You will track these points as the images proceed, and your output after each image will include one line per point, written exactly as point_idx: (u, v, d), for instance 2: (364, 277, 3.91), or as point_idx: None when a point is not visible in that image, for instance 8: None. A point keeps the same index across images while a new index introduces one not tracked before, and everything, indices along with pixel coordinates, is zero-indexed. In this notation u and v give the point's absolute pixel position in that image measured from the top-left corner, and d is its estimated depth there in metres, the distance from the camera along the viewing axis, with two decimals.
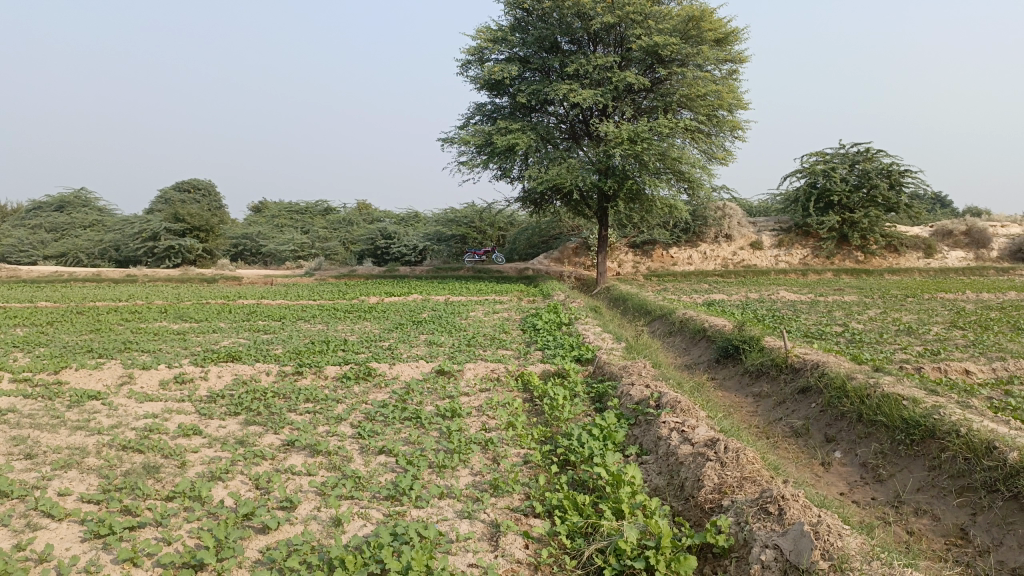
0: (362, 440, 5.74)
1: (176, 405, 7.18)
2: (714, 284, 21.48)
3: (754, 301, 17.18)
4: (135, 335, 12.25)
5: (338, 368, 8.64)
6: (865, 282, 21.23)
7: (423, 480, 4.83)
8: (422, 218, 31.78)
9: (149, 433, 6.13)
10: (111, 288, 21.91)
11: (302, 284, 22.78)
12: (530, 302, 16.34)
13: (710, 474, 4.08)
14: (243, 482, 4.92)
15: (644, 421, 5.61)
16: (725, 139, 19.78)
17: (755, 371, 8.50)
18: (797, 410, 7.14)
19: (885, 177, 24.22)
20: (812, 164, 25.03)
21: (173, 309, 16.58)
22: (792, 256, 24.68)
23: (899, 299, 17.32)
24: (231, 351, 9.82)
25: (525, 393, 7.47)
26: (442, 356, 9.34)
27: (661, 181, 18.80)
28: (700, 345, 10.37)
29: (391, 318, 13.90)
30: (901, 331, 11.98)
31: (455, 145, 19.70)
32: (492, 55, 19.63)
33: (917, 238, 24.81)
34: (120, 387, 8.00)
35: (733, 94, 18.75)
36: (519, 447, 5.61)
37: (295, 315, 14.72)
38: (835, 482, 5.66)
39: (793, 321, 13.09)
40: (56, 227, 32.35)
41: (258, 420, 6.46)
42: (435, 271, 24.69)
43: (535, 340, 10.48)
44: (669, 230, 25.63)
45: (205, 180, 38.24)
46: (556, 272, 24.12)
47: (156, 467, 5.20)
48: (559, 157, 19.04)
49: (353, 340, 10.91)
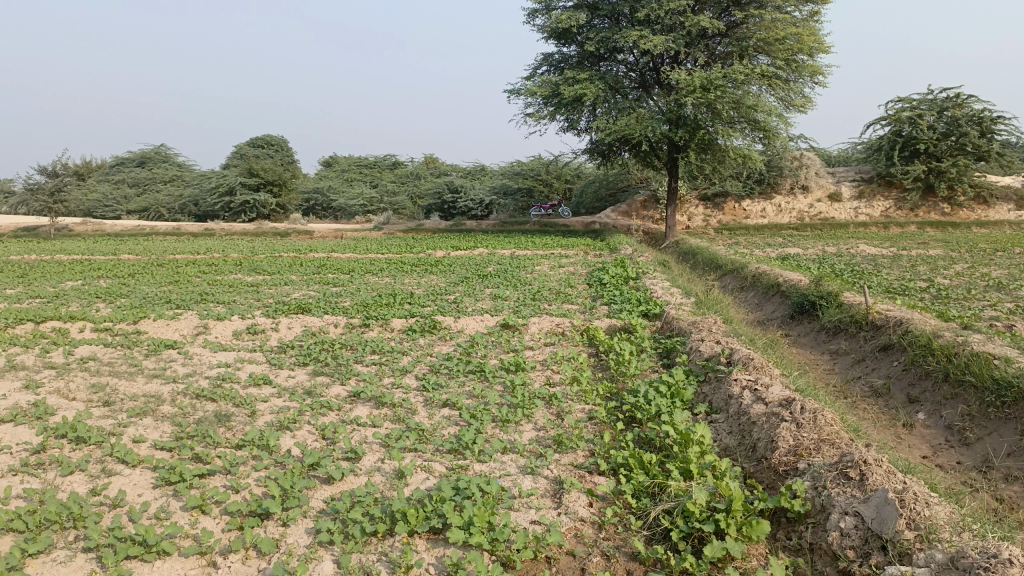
0: (426, 393, 5.73)
1: (247, 355, 7.32)
2: (788, 237, 20.74)
3: (831, 255, 16.51)
4: (210, 287, 12.59)
5: (404, 321, 8.67)
6: (951, 235, 20.16)
7: (487, 434, 4.78)
8: (489, 171, 31.63)
9: (221, 382, 6.27)
10: (190, 242, 22.57)
11: (370, 238, 23.00)
12: (597, 256, 16.09)
13: (785, 435, 3.90)
14: (309, 432, 4.96)
15: (714, 378, 5.42)
16: (804, 85, 18.87)
17: (833, 328, 8.15)
18: (878, 369, 6.81)
19: (977, 124, 22.81)
20: (897, 111, 23.74)
21: (247, 262, 16.97)
22: (872, 208, 23.59)
23: (989, 253, 16.37)
24: (301, 303, 9.97)
25: (591, 348, 7.34)
26: (507, 310, 9.26)
27: (734, 131, 18.11)
28: (774, 300, 10.01)
29: (458, 271, 13.88)
30: (990, 287, 11.32)
31: (521, 96, 19.37)
32: (560, 2, 19.12)
33: (1010, 189, 23.36)
34: (195, 336, 8.22)
35: (814, 37, 17.81)
36: (584, 403, 5.50)
37: (364, 268, 14.88)
38: (918, 444, 5.37)
39: (873, 276, 12.50)
40: (138, 182, 33.48)
41: (325, 372, 6.53)
42: (501, 225, 24.59)
43: (602, 294, 10.31)
44: (742, 182, 24.82)
45: (277, 136, 38.85)
46: (624, 225, 23.70)
47: (227, 415, 5.30)
48: (628, 107, 18.52)
49: (420, 293, 10.94)
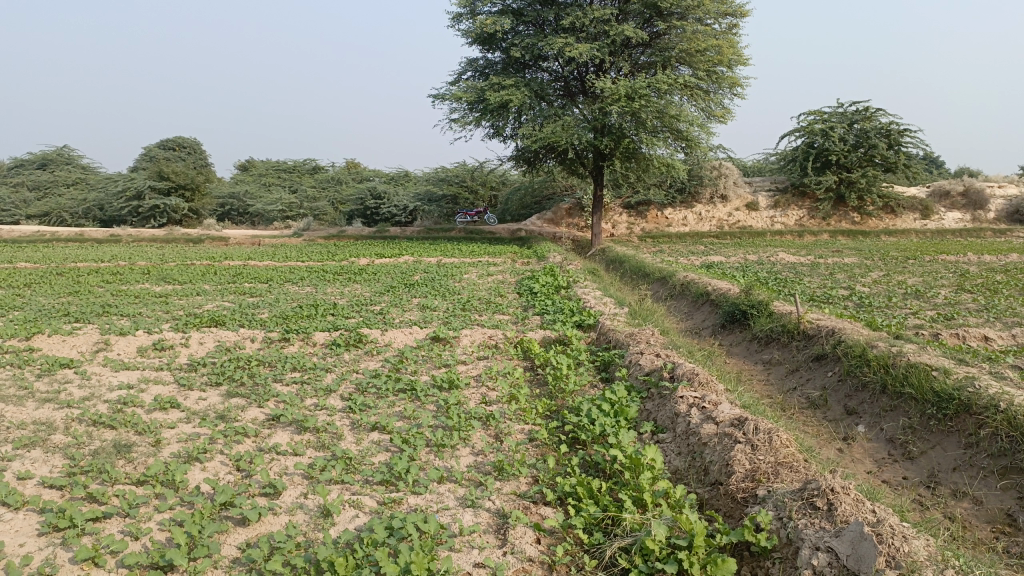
0: (353, 416, 5.31)
1: (153, 375, 6.71)
2: (710, 246, 21.04)
3: (753, 263, 16.76)
4: (114, 298, 11.73)
5: (326, 335, 8.18)
6: (862, 243, 20.87)
7: (421, 462, 4.41)
8: (413, 177, 31.11)
9: (123, 407, 5.68)
10: (94, 249, 21.25)
11: (289, 245, 22.18)
12: (525, 264, 15.86)
13: (740, 459, 3.68)
14: (222, 463, 4.49)
15: (658, 395, 5.20)
16: (724, 96, 19.18)
17: (764, 338, 8.10)
18: (813, 380, 6.76)
19: (885, 137, 23.71)
20: (810, 123, 24.48)
21: (157, 270, 16.03)
22: (788, 217, 24.22)
23: (900, 261, 16.91)
24: (215, 316, 9.33)
25: (526, 362, 7.05)
26: (436, 321, 8.87)
27: (658, 140, 18.22)
28: (704, 309, 9.96)
29: (382, 281, 13.39)
30: (907, 295, 11.60)
31: (446, 101, 19.02)
32: (484, 7, 18.87)
33: (914, 199, 24.37)
34: (95, 354, 7.53)
35: (733, 48, 18.13)
36: (523, 423, 5.20)
37: (283, 278, 14.21)
38: (861, 459, 5.29)
39: (796, 283, 12.67)
40: (39, 185, 31.52)
41: (241, 392, 6.01)
42: (426, 232, 24.13)
43: (533, 304, 10.05)
44: (664, 190, 25.11)
45: (190, 138, 37.33)
46: (550, 232, 23.65)
47: (129, 445, 4.76)
48: (554, 114, 18.38)
49: (343, 304, 10.43)
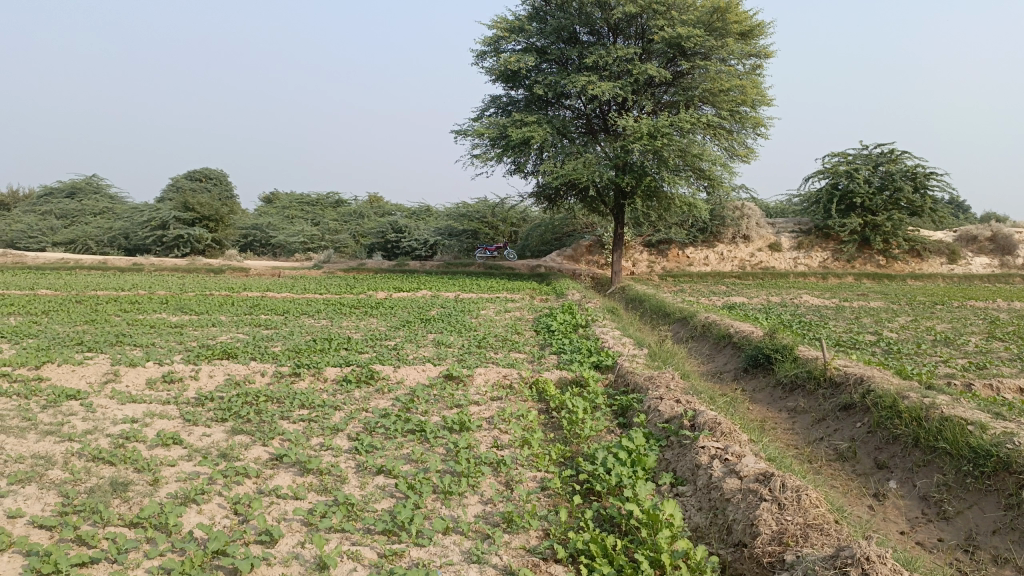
0: (359, 457, 5.11)
1: (158, 409, 6.56)
2: (732, 286, 20.74)
3: (776, 305, 16.46)
4: (129, 327, 11.67)
5: (338, 370, 8.00)
6: (887, 287, 20.50)
7: (426, 510, 4.20)
8: (434, 212, 31.18)
9: (124, 442, 5.51)
10: (116, 277, 21.35)
11: (309, 277, 22.19)
12: (543, 301, 15.69)
13: (766, 518, 3.45)
14: (220, 505, 4.31)
15: (678, 444, 4.95)
16: (747, 136, 19.06)
17: (789, 384, 7.83)
18: (840, 430, 6.47)
19: (910, 180, 23.42)
20: (834, 165, 24.26)
21: (175, 300, 16.02)
22: (811, 259, 23.89)
23: (928, 306, 16.53)
24: (228, 348, 9.21)
25: (540, 404, 6.83)
26: (450, 358, 8.68)
27: (680, 179, 18.07)
28: (725, 352, 9.70)
29: (399, 315, 13.24)
30: (936, 342, 11.25)
31: (468, 137, 19.06)
32: (508, 45, 18.97)
33: (941, 243, 23.97)
34: (104, 385, 7.40)
35: (757, 89, 18.06)
36: (535, 470, 4.98)
37: (300, 310, 14.12)
38: (893, 518, 4.99)
39: (821, 327, 12.35)
40: (66, 214, 31.93)
41: (246, 429, 5.84)
42: (445, 267, 24.05)
43: (550, 343, 9.84)
44: (686, 229, 24.91)
45: (216, 170, 37.83)
46: (569, 269, 23.49)
47: (126, 484, 4.59)
48: (576, 152, 18.34)
49: (358, 338, 10.28)
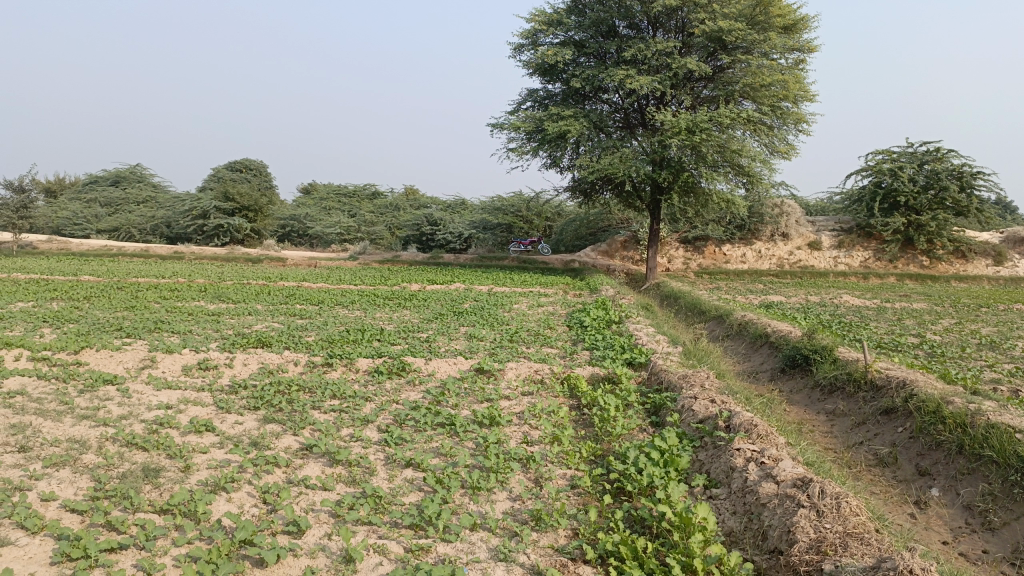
0: (388, 450, 5.09)
1: (192, 396, 6.61)
2: (769, 284, 20.41)
3: (815, 304, 16.15)
4: (167, 315, 11.83)
5: (370, 361, 8.00)
6: (930, 288, 20.01)
7: (454, 505, 4.15)
8: (469, 205, 31.18)
9: (158, 428, 5.56)
10: (156, 265, 21.71)
11: (344, 268, 22.34)
12: (577, 296, 15.58)
13: (804, 526, 3.36)
14: (249, 494, 4.32)
15: (712, 445, 4.84)
16: (788, 132, 18.70)
17: (828, 386, 7.64)
18: (881, 435, 6.29)
19: (957, 179, 22.80)
20: (877, 163, 23.72)
21: (213, 289, 16.21)
22: (852, 258, 23.40)
23: (973, 308, 16.08)
24: (262, 337, 9.27)
25: (572, 400, 6.75)
26: (482, 352, 8.63)
27: (718, 175, 17.79)
28: (762, 352, 9.51)
29: (432, 307, 13.24)
30: (982, 346, 10.91)
31: (505, 130, 18.99)
32: (546, 38, 18.84)
33: (988, 244, 23.30)
34: (140, 371, 7.49)
35: (799, 84, 17.69)
36: (565, 467, 4.91)
37: (334, 301, 14.20)
38: (934, 527, 4.82)
39: (861, 328, 12.07)
40: (111, 202, 32.57)
41: (277, 418, 5.86)
42: (479, 260, 24.04)
43: (583, 338, 9.75)
44: (723, 226, 24.54)
45: (256, 160, 38.29)
46: (604, 265, 23.33)
47: (157, 470, 4.62)
48: (613, 146, 18.16)
49: (390, 330, 10.29)
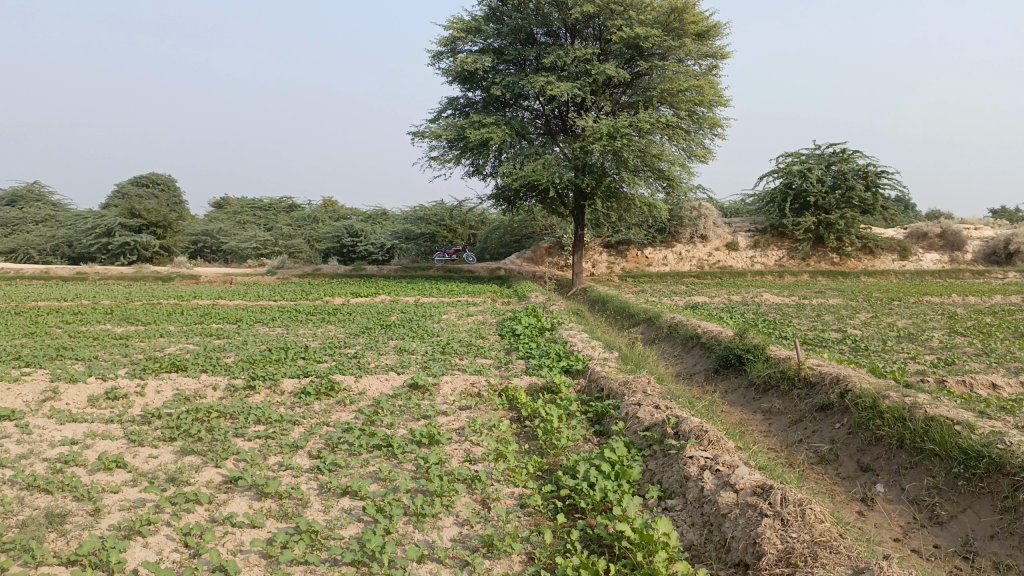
0: (322, 478, 4.75)
1: (101, 429, 6.07)
2: (691, 286, 20.72)
3: (738, 303, 16.44)
4: (71, 341, 11.03)
5: (296, 382, 7.57)
6: (842, 284, 20.71)
7: (398, 535, 3.86)
8: (391, 216, 30.68)
9: (62, 467, 5.04)
10: (58, 287, 20.39)
11: (263, 284, 21.56)
12: (506, 304, 15.40)
13: (769, 536, 3.25)
14: (169, 536, 3.91)
15: (662, 453, 4.69)
16: (704, 136, 19.05)
17: (762, 385, 7.66)
18: (819, 432, 6.30)
19: (862, 179, 23.71)
20: (788, 165, 24.47)
21: (121, 310, 15.31)
22: (767, 257, 24.04)
23: (885, 302, 16.68)
24: (177, 360, 8.69)
25: (511, 412, 6.53)
26: (414, 366, 8.31)
27: (639, 179, 17.94)
28: (694, 353, 9.52)
29: (358, 321, 12.80)
30: (900, 338, 11.24)
31: (426, 139, 18.68)
32: (464, 46, 18.65)
33: (893, 240, 24.33)
34: (41, 404, 6.86)
35: (714, 89, 18.03)
36: (512, 485, 4.67)
37: (254, 318, 13.58)
38: (884, 524, 4.80)
39: (786, 326, 12.29)
40: (6, 222, 30.62)
41: (197, 449, 5.41)
42: (403, 271, 23.61)
43: (516, 347, 9.56)
44: (645, 230, 24.83)
45: (164, 175, 36.77)
46: (530, 271, 23.26)
47: (62, 515, 4.14)
48: (535, 153, 18.07)
49: (316, 347, 9.85)
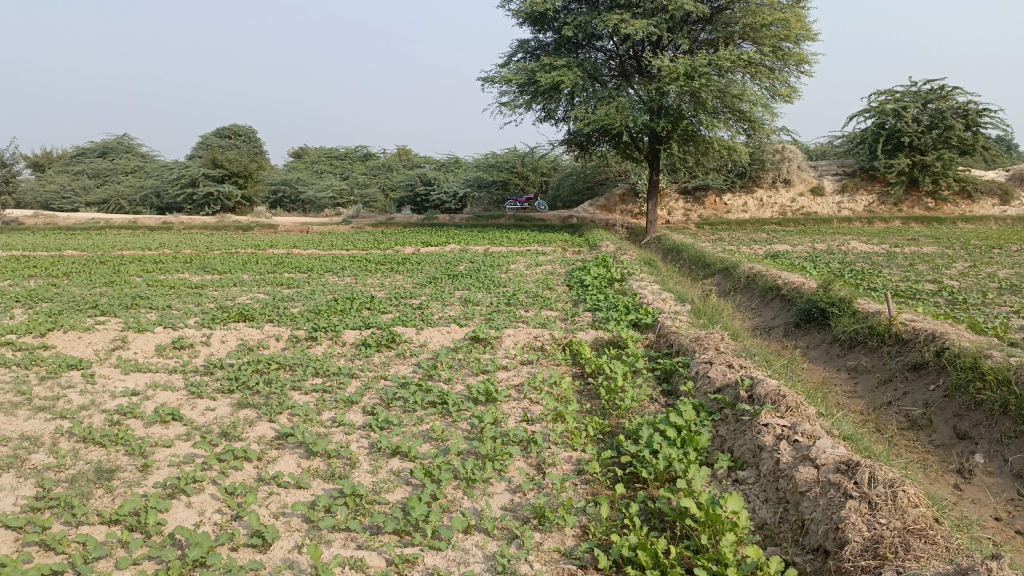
0: (373, 436, 4.59)
1: (163, 380, 6.08)
2: (773, 233, 19.79)
3: (823, 252, 15.54)
4: (149, 289, 11.27)
5: (357, 333, 7.44)
6: (938, 230, 19.40)
7: (445, 502, 3.66)
8: (463, 164, 30.43)
9: (120, 419, 5.02)
10: (143, 236, 21.04)
11: (337, 232, 21.72)
12: (576, 253, 14.99)
13: (854, 522, 2.89)
14: (213, 496, 3.81)
15: (734, 418, 4.32)
16: (789, 74, 17.87)
17: (847, 341, 7.13)
18: (911, 394, 5.78)
19: (962, 117, 22.00)
20: (880, 104, 22.91)
21: (199, 259, 15.60)
22: (855, 203, 22.75)
23: (985, 250, 15.50)
24: (244, 310, 8.70)
25: (575, 368, 6.24)
26: (478, 318, 8.07)
27: (718, 122, 17.04)
28: (774, 306, 8.97)
29: (426, 271, 12.65)
30: (1003, 290, 10.35)
31: (496, 84, 18.20)
32: None
33: (994, 183, 22.61)
34: (110, 353, 6.94)
35: (801, 23, 16.84)
36: (570, 448, 4.40)
37: (325, 267, 13.63)
38: (985, 501, 4.33)
39: (874, 276, 11.49)
40: (99, 173, 31.76)
41: (252, 403, 5.33)
42: (476, 219, 23.40)
43: (584, 298, 9.21)
44: (724, 175, 23.79)
45: (245, 126, 37.43)
46: (603, 219, 22.67)
47: (112, 470, 4.09)
48: (608, 96, 17.34)
49: (382, 297, 9.74)
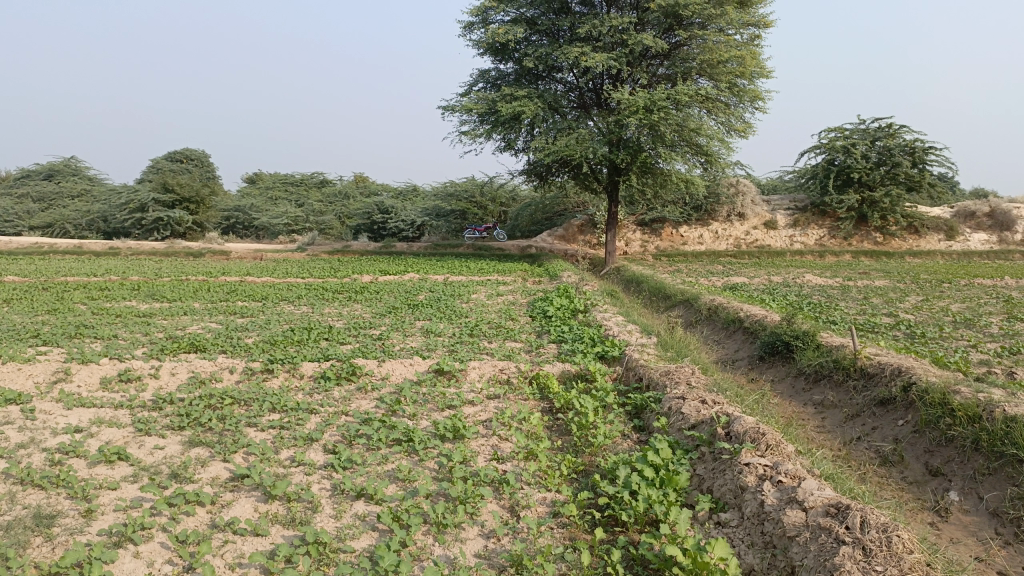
0: (335, 476, 4.35)
1: (109, 415, 5.73)
2: (728, 266, 19.99)
3: (779, 285, 15.71)
4: (95, 318, 10.79)
5: (315, 366, 7.17)
6: (887, 264, 19.85)
7: (416, 549, 3.45)
8: (421, 192, 30.27)
9: (61, 459, 4.68)
10: (89, 262, 20.35)
11: (291, 260, 21.28)
12: (536, 284, 14.89)
13: (850, 570, 2.78)
14: (164, 544, 3.53)
15: (712, 456, 4.20)
16: (744, 110, 18.20)
17: (813, 374, 7.11)
18: (880, 429, 5.75)
19: (909, 155, 22.66)
20: (831, 140, 23.50)
21: (148, 286, 15.07)
22: (807, 236, 23.19)
23: (934, 284, 15.85)
24: (196, 340, 8.34)
25: (543, 403, 6.07)
26: (441, 350, 7.87)
27: (676, 155, 17.23)
28: (737, 338, 8.96)
29: (385, 301, 12.40)
30: (957, 324, 10.52)
31: (456, 113, 18.15)
32: (496, 16, 18.04)
33: (939, 219, 23.28)
34: (51, 386, 6.55)
35: (755, 60, 17.21)
36: (544, 488, 4.22)
37: (280, 296, 13.27)
38: (962, 540, 4.28)
39: (831, 310, 11.61)
40: (43, 196, 30.76)
41: (205, 440, 5.03)
42: (434, 248, 23.20)
43: (548, 330, 9.09)
44: (680, 207, 24.06)
45: (197, 150, 36.77)
46: (561, 250, 22.68)
47: (52, 516, 3.77)
48: (568, 127, 17.41)
49: (340, 327, 9.47)
